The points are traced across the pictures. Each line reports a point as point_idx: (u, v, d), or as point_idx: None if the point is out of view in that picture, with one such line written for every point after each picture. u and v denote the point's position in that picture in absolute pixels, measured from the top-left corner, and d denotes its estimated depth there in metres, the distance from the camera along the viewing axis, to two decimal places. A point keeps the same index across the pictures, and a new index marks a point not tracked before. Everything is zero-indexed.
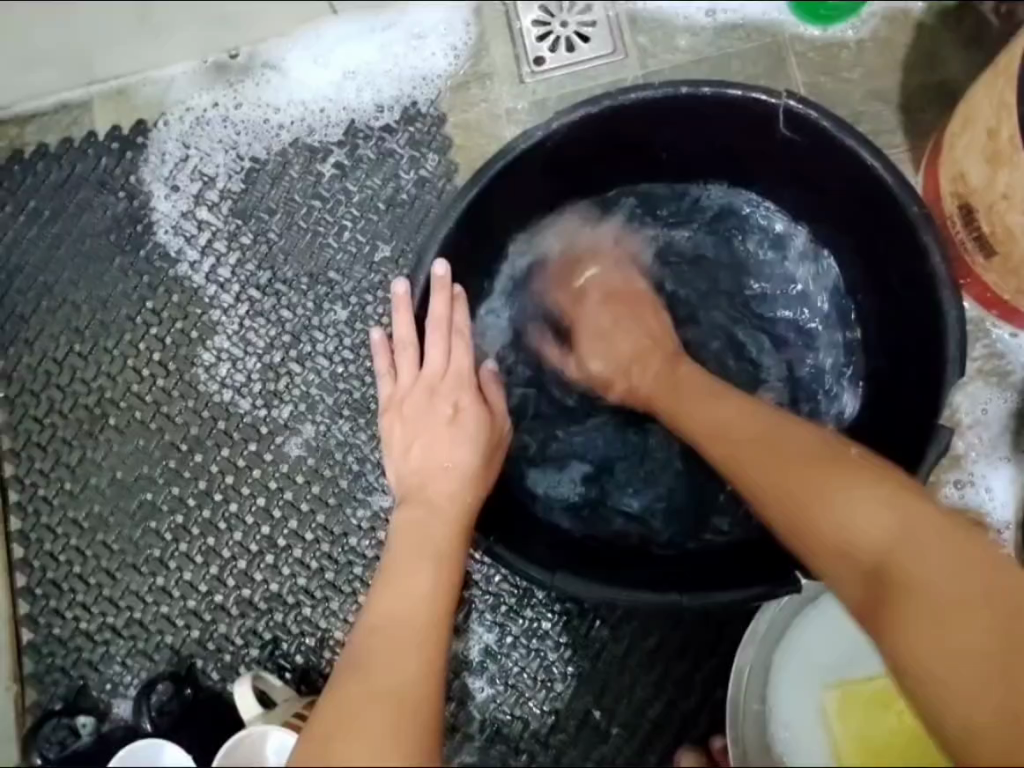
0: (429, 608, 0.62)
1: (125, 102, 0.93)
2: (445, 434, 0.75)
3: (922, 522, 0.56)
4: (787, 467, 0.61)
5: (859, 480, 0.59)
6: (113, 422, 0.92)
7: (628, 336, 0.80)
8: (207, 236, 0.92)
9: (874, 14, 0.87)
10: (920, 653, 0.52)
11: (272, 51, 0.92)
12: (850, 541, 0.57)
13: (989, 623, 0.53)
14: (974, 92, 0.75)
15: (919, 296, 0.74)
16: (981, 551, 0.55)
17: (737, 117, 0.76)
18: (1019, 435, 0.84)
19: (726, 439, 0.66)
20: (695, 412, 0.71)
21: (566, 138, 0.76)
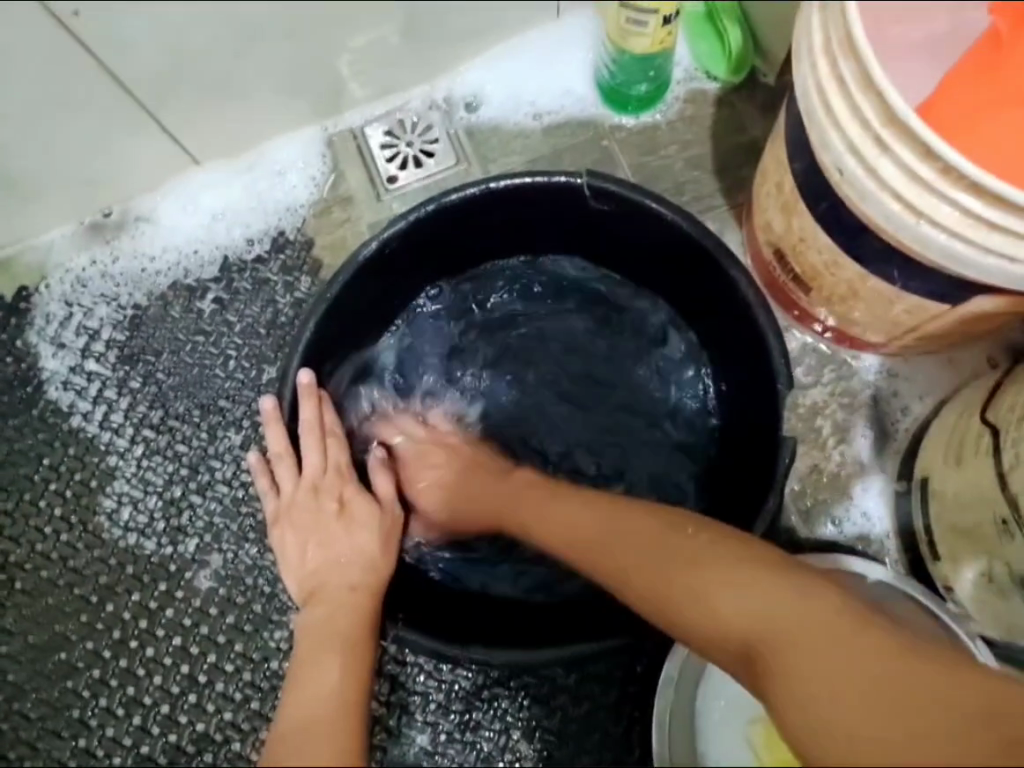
0: (345, 702, 0.64)
1: (5, 272, 0.97)
2: (335, 530, 0.78)
3: (722, 552, 0.57)
4: (641, 544, 0.61)
5: (701, 552, 0.58)
6: (19, 585, 0.91)
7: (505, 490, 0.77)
8: (98, 386, 0.95)
9: (676, 96, 0.96)
10: (802, 713, 0.48)
11: (144, 204, 0.97)
12: (712, 610, 0.54)
13: (843, 684, 0.47)
14: (764, 158, 0.84)
15: (741, 318, 0.82)
16: (707, 581, 0.55)
17: (552, 201, 0.84)
18: (879, 448, 0.89)
19: (596, 523, 0.66)
20: (629, 552, 0.62)
21: (411, 235, 0.82)
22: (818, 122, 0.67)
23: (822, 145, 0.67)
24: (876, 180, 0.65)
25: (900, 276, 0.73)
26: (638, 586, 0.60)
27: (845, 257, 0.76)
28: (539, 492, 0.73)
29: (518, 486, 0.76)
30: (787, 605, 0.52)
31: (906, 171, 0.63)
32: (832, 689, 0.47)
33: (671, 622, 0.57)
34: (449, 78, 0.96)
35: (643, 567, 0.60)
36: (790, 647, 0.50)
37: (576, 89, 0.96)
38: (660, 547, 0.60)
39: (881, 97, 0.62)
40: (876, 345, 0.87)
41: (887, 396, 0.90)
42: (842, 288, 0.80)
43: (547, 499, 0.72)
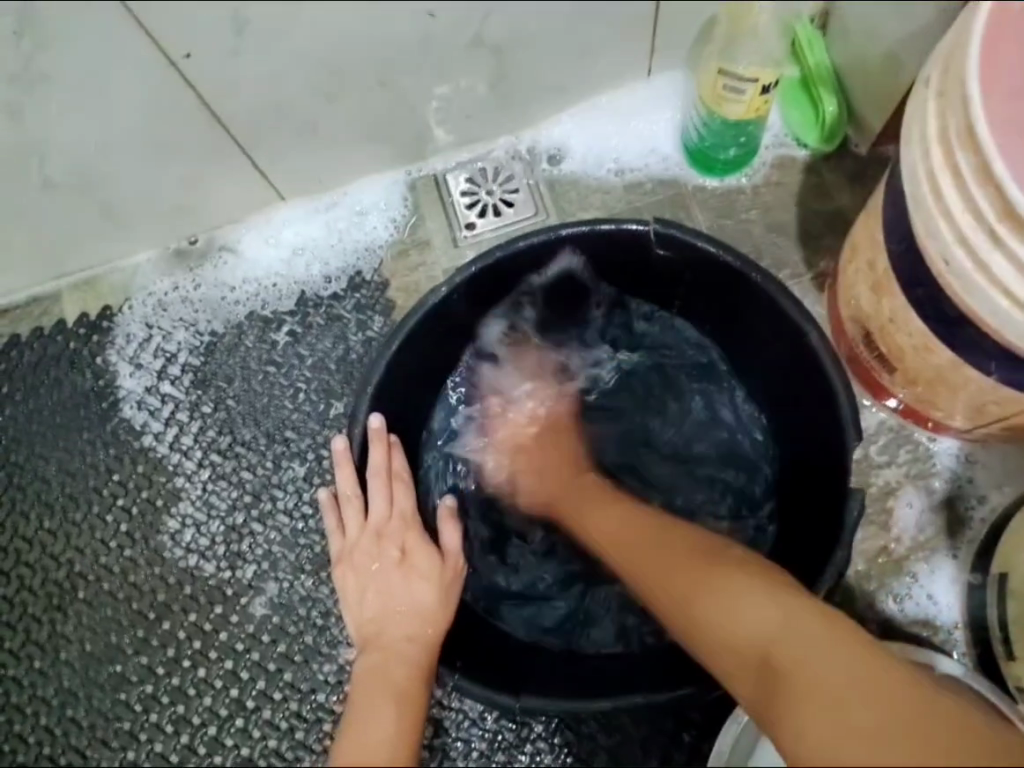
0: (396, 749, 0.64)
1: (92, 291, 1.01)
2: (395, 579, 0.79)
3: (784, 598, 0.58)
4: (683, 565, 0.66)
5: (715, 576, 0.63)
6: (82, 595, 0.94)
7: (542, 472, 0.87)
8: (170, 408, 0.97)
9: (764, 162, 0.95)
10: (810, 730, 0.49)
11: (228, 235, 1.00)
12: (730, 627, 0.59)
13: (864, 680, 0.49)
14: (855, 231, 0.83)
15: (820, 397, 0.80)
16: (753, 612, 0.58)
17: (620, 249, 0.85)
18: (953, 535, 0.87)
19: (653, 545, 0.70)
20: (667, 570, 0.67)
21: (482, 277, 0.83)
22: (925, 209, 0.66)
23: (929, 232, 0.66)
24: (985, 274, 0.64)
25: (998, 367, 0.71)
26: (671, 607, 0.65)
27: (938, 343, 0.74)
28: (615, 506, 0.79)
29: (557, 463, 0.87)
30: (832, 634, 0.53)
31: (1019, 269, 0.61)
32: (864, 696, 0.48)
33: (699, 639, 0.61)
34: (533, 131, 0.97)
35: (690, 587, 0.63)
36: (816, 671, 0.51)
37: (662, 148, 0.96)
38: (692, 565, 0.65)
39: (997, 192, 0.60)
40: (958, 429, 0.85)
41: (964, 482, 0.88)
42: (929, 373, 0.78)
43: (595, 513, 0.79)
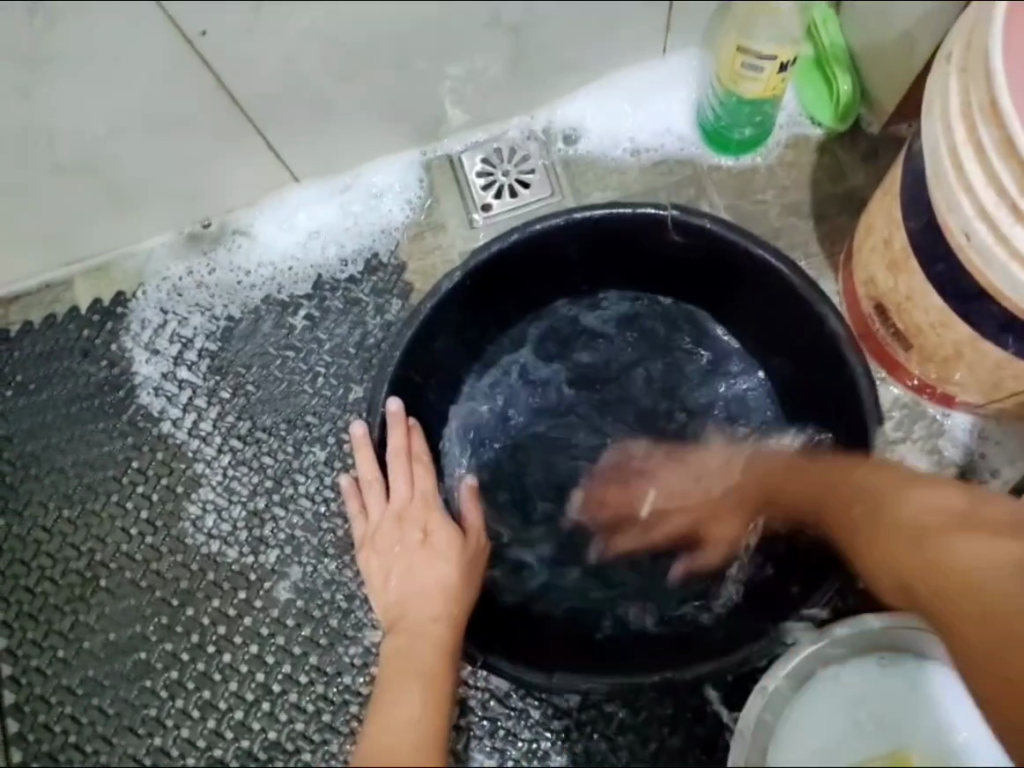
0: (416, 738, 0.66)
1: (105, 277, 1.00)
2: (417, 559, 0.79)
3: (951, 495, 0.80)
4: (921, 504, 0.81)
5: (929, 496, 0.80)
6: (104, 583, 0.93)
7: (680, 482, 0.91)
8: (188, 395, 0.97)
9: (778, 140, 0.95)
10: (973, 596, 0.77)
11: (242, 219, 0.99)
12: (916, 534, 0.80)
13: (1007, 576, 0.77)
14: (870, 208, 0.83)
15: (832, 368, 0.84)
16: (945, 545, 0.79)
17: (635, 236, 0.87)
18: None
19: (870, 515, 0.82)
20: (888, 542, 0.81)
21: (499, 260, 0.84)
22: (946, 183, 0.66)
23: (950, 206, 0.67)
24: (1006, 248, 0.64)
25: (1014, 342, 0.72)
26: (884, 553, 0.81)
27: (957, 320, 0.75)
28: (755, 475, 0.89)
29: (720, 466, 0.91)
30: (1010, 546, 0.78)
31: None
32: (1007, 577, 0.77)
33: (884, 567, 0.81)
34: (548, 111, 0.97)
35: (905, 524, 0.81)
36: (974, 584, 0.78)
37: (677, 128, 0.96)
38: (869, 514, 0.82)
39: (1022, 166, 0.61)
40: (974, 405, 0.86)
41: (978, 457, 0.89)
42: (946, 349, 0.79)
43: (793, 471, 0.86)
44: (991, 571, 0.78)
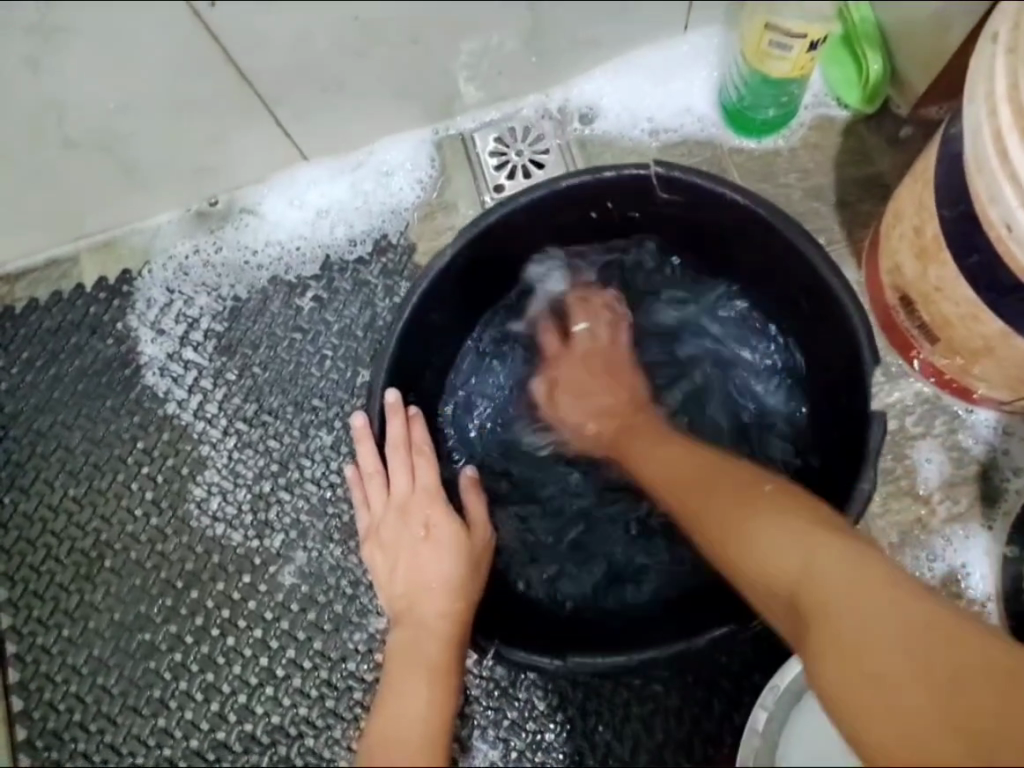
0: (429, 726, 0.63)
1: (112, 253, 0.98)
2: (421, 554, 0.78)
3: (797, 528, 0.61)
4: (776, 533, 0.61)
5: (782, 507, 0.64)
6: (109, 563, 0.93)
7: (600, 396, 0.85)
8: (194, 376, 0.95)
9: (803, 122, 0.92)
10: (850, 700, 0.51)
11: (249, 196, 0.97)
12: (759, 569, 0.61)
13: (906, 622, 0.52)
14: (899, 194, 0.80)
15: (847, 349, 0.78)
16: (792, 555, 0.59)
17: (649, 196, 0.82)
18: (988, 508, 0.85)
19: (732, 510, 0.66)
20: (742, 539, 0.63)
21: (509, 221, 0.81)
22: (988, 172, 0.64)
23: (991, 196, 0.64)
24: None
25: None
26: (746, 558, 0.63)
27: (988, 313, 0.72)
28: (675, 446, 0.77)
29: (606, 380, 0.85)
30: (901, 591, 0.52)
31: None
32: (886, 636, 0.51)
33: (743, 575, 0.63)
34: (565, 88, 0.94)
35: (770, 570, 0.60)
36: (853, 579, 0.55)
37: (698, 108, 0.93)
38: (748, 499, 0.66)
39: None
40: (999, 401, 0.83)
41: (1002, 454, 0.86)
42: (974, 342, 0.76)
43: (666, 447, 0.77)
44: (847, 583, 0.55)
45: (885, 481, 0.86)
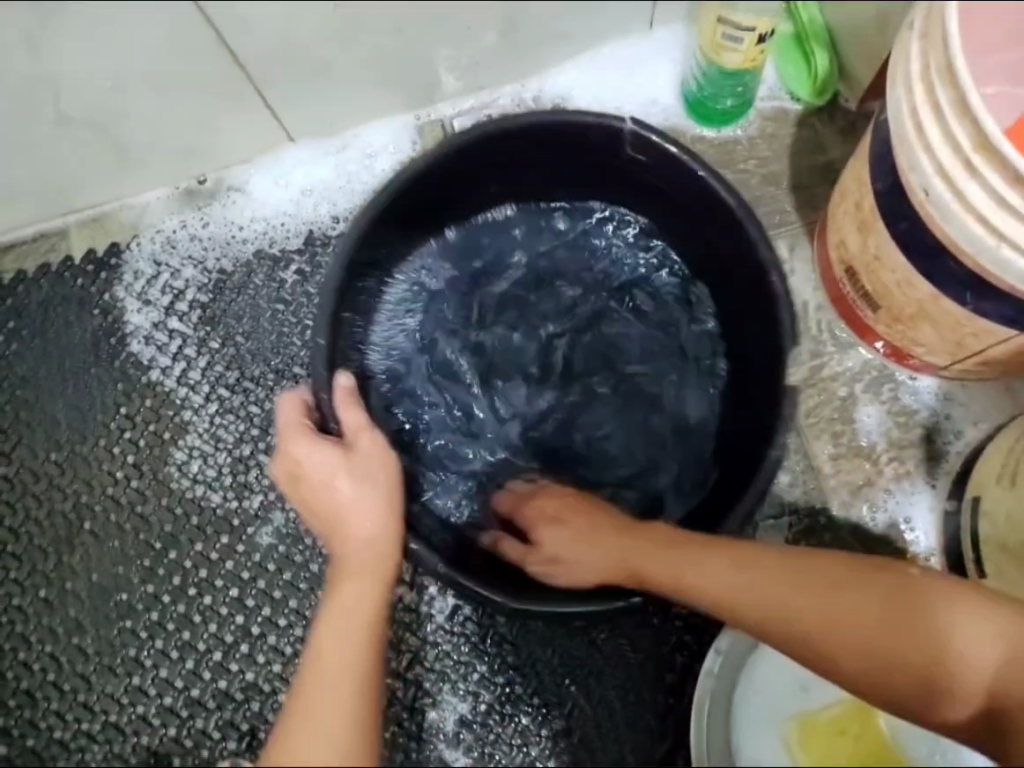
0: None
1: (101, 227, 1.02)
2: (336, 511, 0.72)
3: (872, 610, 0.69)
4: (878, 641, 0.68)
5: (866, 613, 0.69)
6: (89, 525, 0.94)
7: (572, 542, 0.78)
8: (178, 344, 0.99)
9: (759, 113, 0.99)
10: None
11: (236, 175, 1.01)
12: (899, 684, 0.68)
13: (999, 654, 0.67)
14: (844, 174, 0.86)
15: (752, 281, 0.84)
16: (909, 642, 0.68)
17: (598, 148, 0.86)
18: (930, 468, 0.93)
19: (837, 634, 0.69)
20: (864, 660, 0.68)
21: (458, 157, 0.84)
22: (908, 144, 0.70)
23: (911, 165, 0.71)
24: (962, 202, 0.68)
25: (972, 298, 0.76)
26: (871, 687, 0.69)
27: (920, 278, 0.78)
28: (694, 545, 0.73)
29: (569, 513, 0.80)
30: (975, 620, 0.68)
31: (992, 193, 0.66)
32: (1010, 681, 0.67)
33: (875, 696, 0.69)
34: (539, 79, 1.00)
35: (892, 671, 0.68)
36: (936, 664, 0.68)
37: (662, 99, 1.00)
38: (849, 638, 0.69)
39: (976, 124, 0.64)
40: (937, 367, 0.90)
41: (941, 419, 0.94)
42: (911, 308, 0.83)
43: (694, 565, 0.72)
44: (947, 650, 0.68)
45: (835, 444, 0.93)
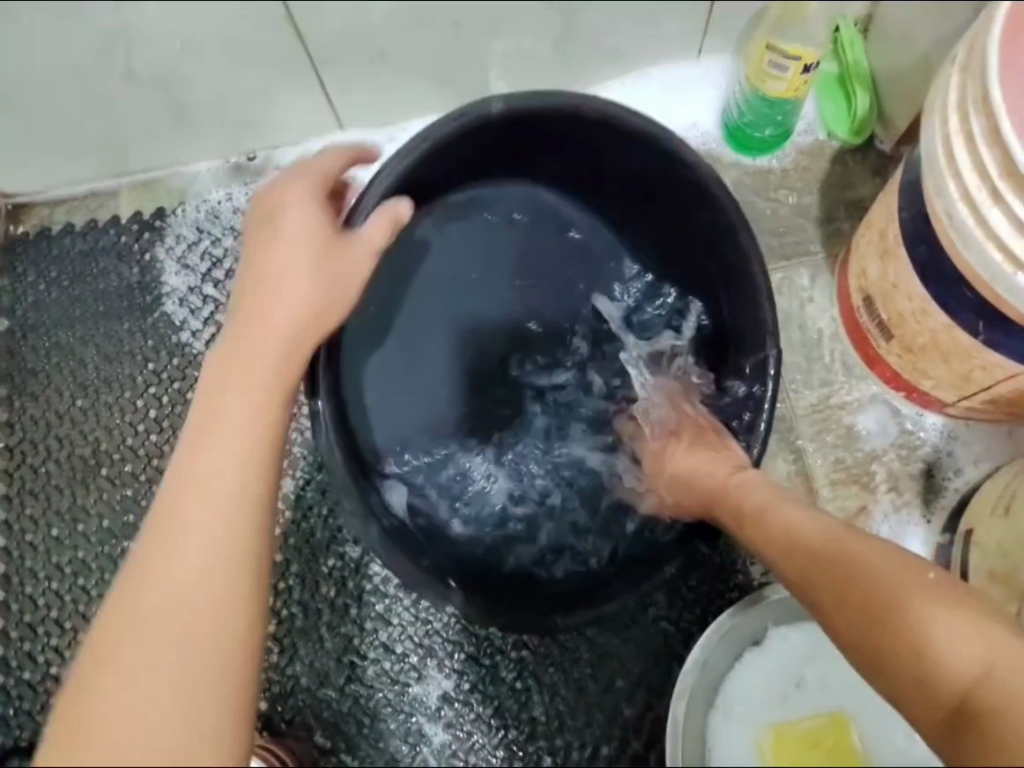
0: (231, 523, 0.51)
1: (150, 191, 1.06)
2: (293, 266, 0.65)
3: (893, 564, 0.60)
4: (873, 574, 0.60)
5: (900, 571, 0.59)
6: (105, 471, 0.97)
7: (693, 470, 0.81)
8: (210, 308, 1.02)
9: (793, 146, 1.03)
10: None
11: (284, 156, 1.06)
12: (920, 646, 0.55)
13: (987, 652, 0.55)
14: (872, 209, 0.90)
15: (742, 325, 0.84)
16: (913, 606, 0.57)
17: (637, 154, 0.82)
18: (928, 501, 0.95)
19: (839, 561, 0.62)
20: (870, 589, 0.59)
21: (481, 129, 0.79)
22: (937, 170, 0.74)
23: (938, 190, 0.74)
24: (983, 227, 0.71)
25: (985, 329, 0.79)
26: (855, 614, 0.59)
27: (935, 306, 0.81)
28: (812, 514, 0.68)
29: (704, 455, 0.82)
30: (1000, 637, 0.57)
31: (1013, 220, 0.69)
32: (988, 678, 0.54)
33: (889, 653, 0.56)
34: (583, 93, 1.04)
35: (877, 604, 0.58)
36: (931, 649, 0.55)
37: (701, 122, 1.04)
38: (843, 568, 0.61)
39: (1004, 151, 0.68)
40: (944, 403, 0.92)
41: (943, 454, 0.96)
42: (924, 338, 0.86)
43: (777, 509, 0.70)
44: (938, 629, 0.56)
45: (836, 469, 0.95)
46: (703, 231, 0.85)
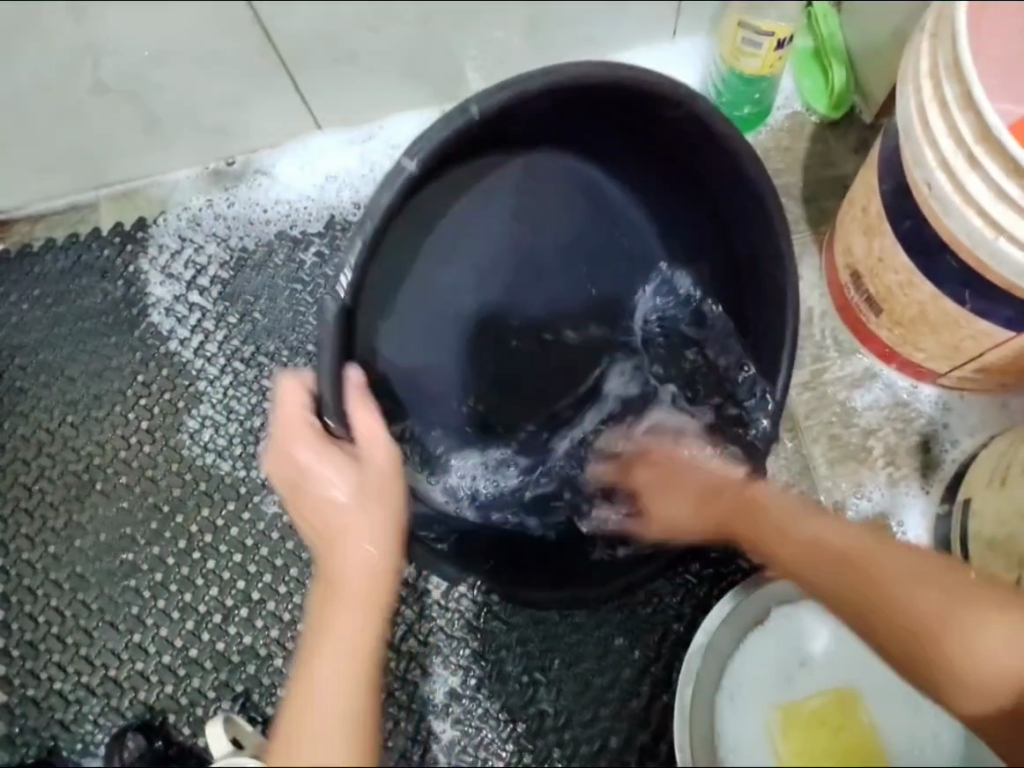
0: (365, 640, 0.68)
1: (130, 202, 1.05)
2: (350, 503, 0.69)
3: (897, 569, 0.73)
4: (884, 582, 0.73)
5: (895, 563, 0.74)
6: (100, 486, 0.97)
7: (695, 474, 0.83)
8: (197, 317, 1.02)
9: (774, 125, 1.02)
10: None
11: (263, 160, 1.05)
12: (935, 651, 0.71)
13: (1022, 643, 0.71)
14: (853, 185, 0.90)
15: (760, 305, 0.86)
16: (927, 614, 0.72)
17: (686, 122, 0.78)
18: (925, 474, 0.95)
19: (870, 580, 0.73)
20: (883, 599, 0.72)
21: (535, 106, 0.74)
22: (914, 139, 0.73)
23: (916, 159, 0.74)
24: (962, 193, 0.71)
25: (971, 297, 0.78)
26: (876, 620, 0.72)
27: (921, 278, 0.81)
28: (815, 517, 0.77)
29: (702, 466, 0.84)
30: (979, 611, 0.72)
31: (992, 185, 0.69)
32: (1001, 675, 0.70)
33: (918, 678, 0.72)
34: None
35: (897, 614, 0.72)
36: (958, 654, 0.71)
37: None
38: (870, 606, 0.73)
39: (979, 116, 0.68)
40: (936, 374, 0.92)
41: (938, 425, 0.96)
42: (912, 310, 0.85)
43: (785, 508, 0.78)
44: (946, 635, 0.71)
45: (832, 446, 0.95)
46: (734, 206, 0.83)
